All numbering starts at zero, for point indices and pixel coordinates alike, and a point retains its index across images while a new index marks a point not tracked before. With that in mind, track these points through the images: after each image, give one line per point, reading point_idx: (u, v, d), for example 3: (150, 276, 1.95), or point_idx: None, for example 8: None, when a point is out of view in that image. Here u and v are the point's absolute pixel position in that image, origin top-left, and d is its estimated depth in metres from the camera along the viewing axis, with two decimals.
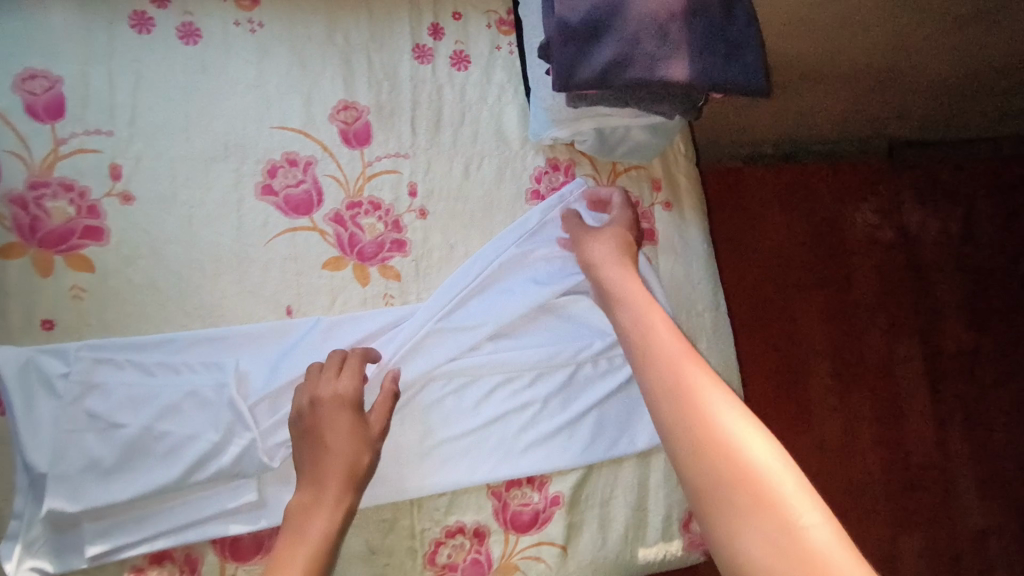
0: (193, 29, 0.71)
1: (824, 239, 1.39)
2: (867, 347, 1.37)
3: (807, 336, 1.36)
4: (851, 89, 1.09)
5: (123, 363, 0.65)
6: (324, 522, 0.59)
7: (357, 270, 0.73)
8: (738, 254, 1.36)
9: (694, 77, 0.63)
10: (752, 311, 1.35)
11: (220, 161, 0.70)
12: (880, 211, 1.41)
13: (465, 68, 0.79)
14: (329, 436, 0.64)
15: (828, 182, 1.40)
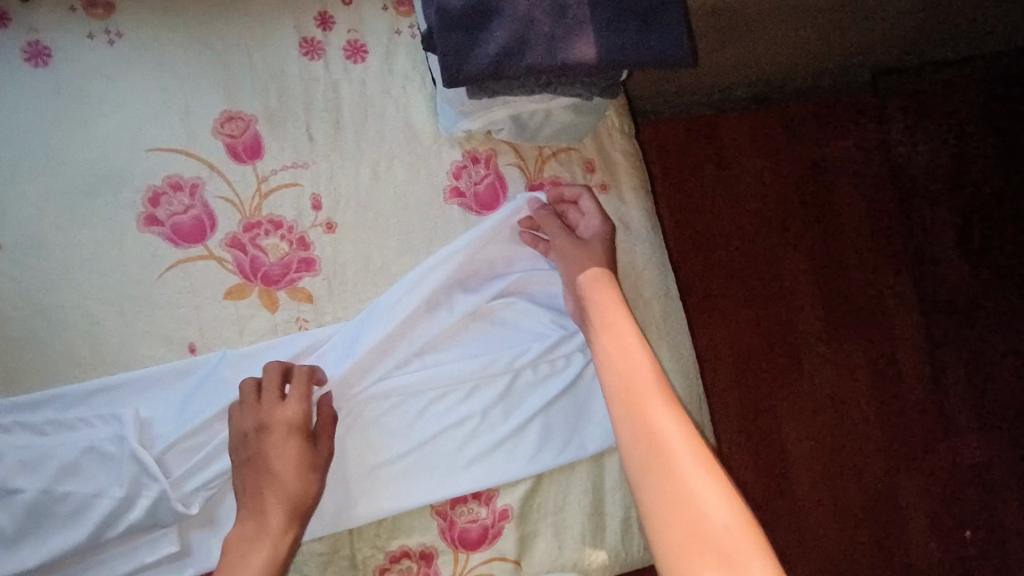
0: (42, 49, 0.64)
1: (802, 184, 1.35)
2: (855, 292, 1.34)
3: (790, 286, 1.32)
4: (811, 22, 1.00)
5: (12, 425, 0.60)
6: (272, 549, 0.59)
7: (264, 296, 0.67)
8: (711, 209, 1.32)
9: (601, 56, 0.55)
10: (729, 267, 1.31)
11: (93, 195, 0.63)
12: (859, 149, 1.37)
13: (362, 59, 0.71)
14: (269, 468, 0.61)
15: (799, 124, 1.36)
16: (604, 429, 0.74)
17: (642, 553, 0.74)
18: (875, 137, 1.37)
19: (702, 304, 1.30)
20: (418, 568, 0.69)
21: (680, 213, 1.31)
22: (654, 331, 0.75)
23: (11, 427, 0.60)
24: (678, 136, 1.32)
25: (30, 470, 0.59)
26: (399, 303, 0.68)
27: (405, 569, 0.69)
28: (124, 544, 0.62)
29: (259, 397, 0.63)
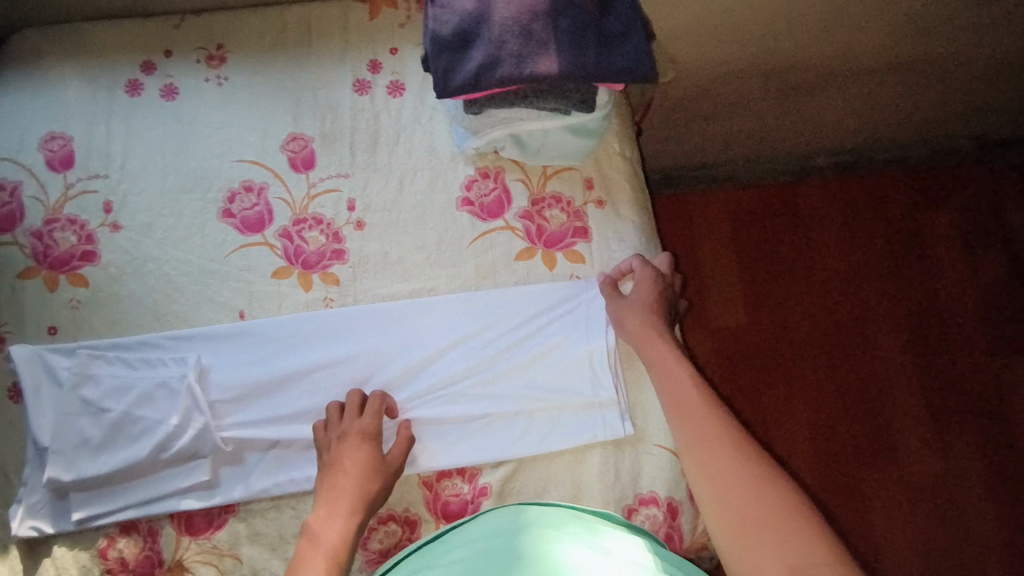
0: (173, 88, 0.87)
1: (890, 255, 1.32)
2: (955, 367, 1.26)
3: (877, 358, 1.27)
4: (863, 87, 1.06)
5: (109, 358, 0.76)
6: (341, 532, 0.67)
7: (301, 277, 0.81)
8: (785, 275, 1.31)
9: (563, 70, 0.66)
10: (805, 335, 1.28)
11: (190, 193, 0.84)
12: (953, 223, 1.33)
13: (400, 95, 0.87)
14: (341, 466, 0.70)
15: (882, 195, 1.34)
16: (591, 424, 0.76)
17: None
18: (970, 210, 1.34)
19: (772, 373, 1.26)
20: (402, 533, 0.74)
21: (750, 279, 1.31)
22: None
23: (110, 360, 0.76)
24: (749, 206, 1.34)
25: (116, 394, 0.75)
26: (416, 303, 0.80)
27: (390, 532, 0.74)
28: (173, 464, 0.74)
29: (342, 416, 0.74)
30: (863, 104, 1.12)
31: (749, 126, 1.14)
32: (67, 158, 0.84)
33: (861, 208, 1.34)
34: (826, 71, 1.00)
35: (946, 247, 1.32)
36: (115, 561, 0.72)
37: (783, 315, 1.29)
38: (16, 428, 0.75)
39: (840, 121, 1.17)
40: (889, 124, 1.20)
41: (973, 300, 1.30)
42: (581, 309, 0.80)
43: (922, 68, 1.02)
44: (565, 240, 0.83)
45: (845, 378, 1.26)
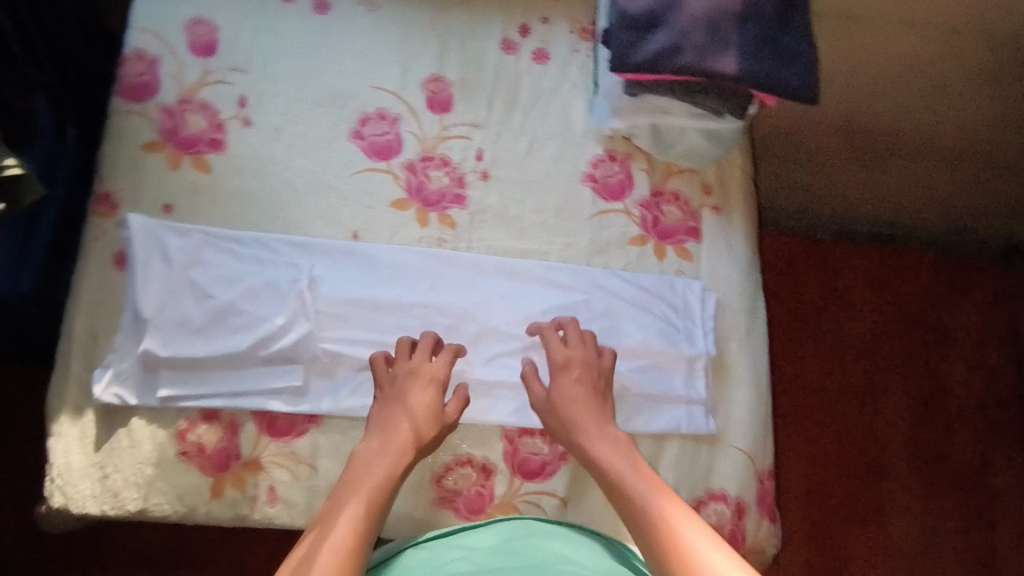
0: (326, 4, 0.87)
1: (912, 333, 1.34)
2: (951, 453, 1.29)
3: (883, 428, 1.29)
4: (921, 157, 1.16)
5: (225, 248, 0.77)
6: (387, 469, 0.68)
7: (419, 212, 0.82)
8: (814, 328, 1.32)
9: (740, 72, 0.69)
10: (820, 390, 1.30)
11: (324, 107, 0.84)
12: (975, 315, 1.36)
13: (544, 63, 0.89)
14: (403, 403, 0.72)
15: (916, 273, 1.37)
16: (676, 415, 0.80)
17: None
18: (994, 307, 1.37)
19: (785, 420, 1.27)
20: (476, 478, 0.76)
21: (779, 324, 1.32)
22: (735, 341, 0.84)
23: (225, 250, 0.77)
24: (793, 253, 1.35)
25: (226, 284, 0.75)
26: (527, 266, 0.82)
27: (465, 475, 0.76)
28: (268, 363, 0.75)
29: (411, 352, 0.75)
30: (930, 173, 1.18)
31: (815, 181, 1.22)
32: (211, 46, 0.83)
33: (909, 285, 1.36)
34: (892, 133, 1.10)
35: (982, 338, 1.36)
36: (192, 445, 0.72)
37: (819, 373, 1.30)
38: (116, 296, 0.75)
39: (897, 194, 1.25)
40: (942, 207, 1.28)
41: (998, 395, 1.33)
42: (688, 310, 0.83)
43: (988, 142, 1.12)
44: (677, 236, 0.86)
45: (867, 447, 1.27)
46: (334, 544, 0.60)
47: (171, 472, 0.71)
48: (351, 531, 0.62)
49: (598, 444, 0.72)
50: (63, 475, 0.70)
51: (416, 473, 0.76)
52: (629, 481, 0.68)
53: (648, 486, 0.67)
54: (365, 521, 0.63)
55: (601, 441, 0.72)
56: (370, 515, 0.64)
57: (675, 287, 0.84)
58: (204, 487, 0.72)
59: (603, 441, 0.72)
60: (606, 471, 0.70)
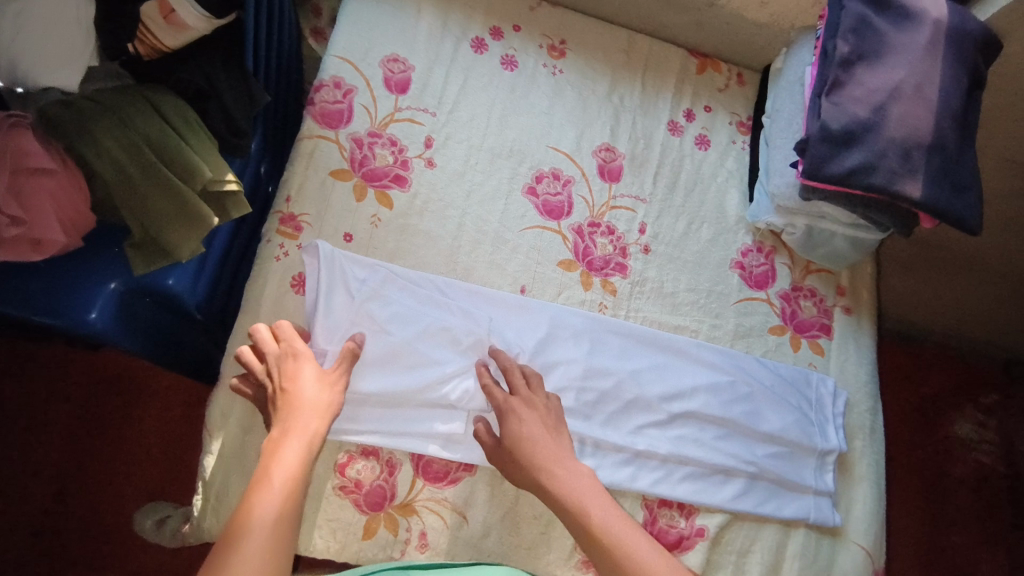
0: (513, 61, 0.90)
1: (919, 428, 1.36)
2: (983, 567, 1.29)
3: (922, 534, 1.29)
4: None
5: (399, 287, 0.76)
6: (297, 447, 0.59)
7: (584, 276, 0.84)
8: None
9: (924, 198, 0.75)
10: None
11: (503, 159, 0.86)
12: None
13: (705, 149, 0.94)
14: (294, 385, 0.63)
15: (969, 388, 1.40)
16: (805, 504, 0.82)
17: None
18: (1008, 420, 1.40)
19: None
20: None
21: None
22: (860, 439, 0.87)
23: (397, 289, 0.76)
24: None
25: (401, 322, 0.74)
26: (681, 342, 0.84)
27: None
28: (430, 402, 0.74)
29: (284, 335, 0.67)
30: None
31: (942, 308, 1.27)
32: (404, 85, 0.85)
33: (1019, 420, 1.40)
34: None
35: None
36: (350, 480, 0.71)
37: (928, 488, 1.33)
38: (290, 318, 0.74)
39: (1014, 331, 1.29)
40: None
41: None
42: (821, 404, 0.86)
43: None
44: (812, 330, 0.90)
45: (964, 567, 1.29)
46: (264, 526, 0.53)
47: (327, 505, 0.70)
48: (281, 510, 0.55)
49: (561, 476, 0.66)
50: (217, 496, 0.68)
51: (558, 535, 0.75)
52: (599, 516, 0.64)
53: (611, 508, 0.65)
54: (287, 519, 0.55)
55: (564, 471, 0.67)
56: (292, 490, 0.57)
57: (815, 382, 0.86)
58: (357, 525, 0.70)
59: (562, 471, 0.67)
60: (562, 504, 0.65)
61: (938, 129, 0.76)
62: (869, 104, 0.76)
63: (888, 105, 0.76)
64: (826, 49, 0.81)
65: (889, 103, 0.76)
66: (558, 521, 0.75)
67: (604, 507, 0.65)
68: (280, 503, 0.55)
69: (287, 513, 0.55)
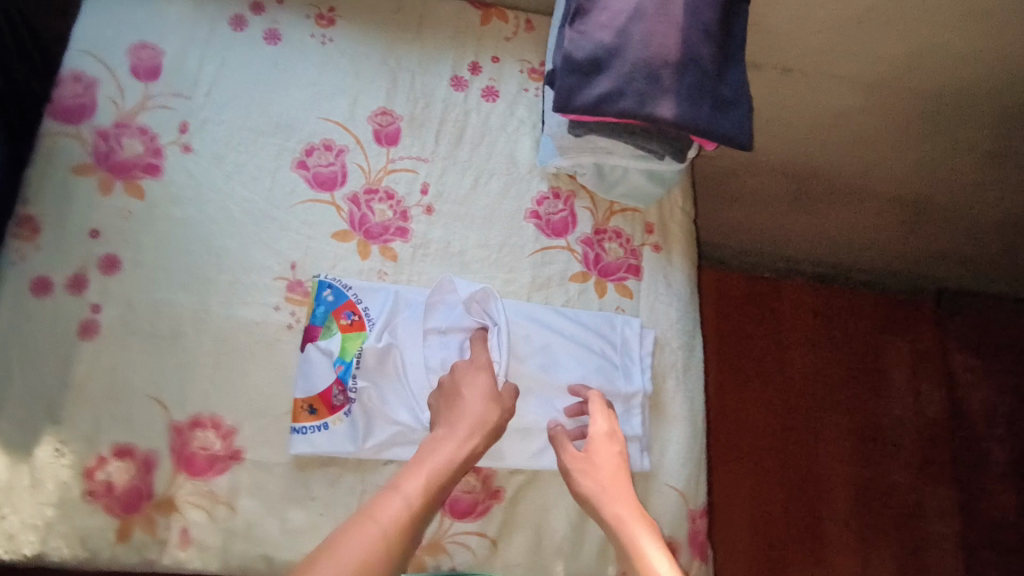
0: (276, 35, 0.87)
1: (854, 371, 1.52)
2: (819, 433, 1.46)
3: (765, 416, 1.46)
4: (844, 204, 1.30)
5: (400, 321, 0.77)
6: (451, 455, 0.64)
7: (361, 245, 0.81)
8: (766, 365, 1.50)
9: (679, 118, 0.71)
10: (767, 422, 1.46)
11: (267, 136, 0.83)
12: (849, 325, 1.55)
13: (494, 100, 0.91)
14: (459, 392, 0.70)
15: (799, 295, 1.56)
16: None
17: None
18: (838, 311, 1.55)
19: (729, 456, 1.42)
20: None
21: (732, 360, 1.49)
22: (671, 379, 0.83)
23: (381, 330, 0.76)
24: (740, 297, 1.53)
25: (414, 361, 0.75)
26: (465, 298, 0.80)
27: None
28: (393, 425, 0.73)
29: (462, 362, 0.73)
30: (830, 211, 1.33)
31: (755, 217, 1.39)
32: (153, 71, 0.82)
33: (847, 310, 1.56)
34: (821, 179, 1.25)
35: (905, 358, 1.55)
36: (100, 484, 0.68)
37: (770, 378, 1.49)
38: (30, 323, 0.71)
39: (831, 232, 1.41)
40: (869, 245, 1.44)
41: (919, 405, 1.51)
42: (626, 346, 0.82)
43: (922, 208, 1.29)
44: (619, 273, 0.86)
45: (805, 437, 1.46)
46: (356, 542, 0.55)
47: (75, 514, 0.67)
48: (390, 532, 0.56)
49: (612, 490, 0.67)
50: None
51: (338, 513, 0.72)
52: (619, 520, 0.64)
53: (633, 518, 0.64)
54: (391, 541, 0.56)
55: (624, 494, 0.67)
56: (399, 531, 0.57)
57: (618, 325, 0.82)
58: (110, 529, 0.67)
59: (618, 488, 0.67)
60: (607, 520, 0.65)
61: (688, 45, 0.72)
62: (612, 27, 0.72)
63: (631, 26, 0.72)
64: None
65: (632, 24, 0.72)
66: (339, 496, 0.72)
67: (643, 529, 0.63)
68: (395, 519, 0.58)
69: (396, 534, 0.57)
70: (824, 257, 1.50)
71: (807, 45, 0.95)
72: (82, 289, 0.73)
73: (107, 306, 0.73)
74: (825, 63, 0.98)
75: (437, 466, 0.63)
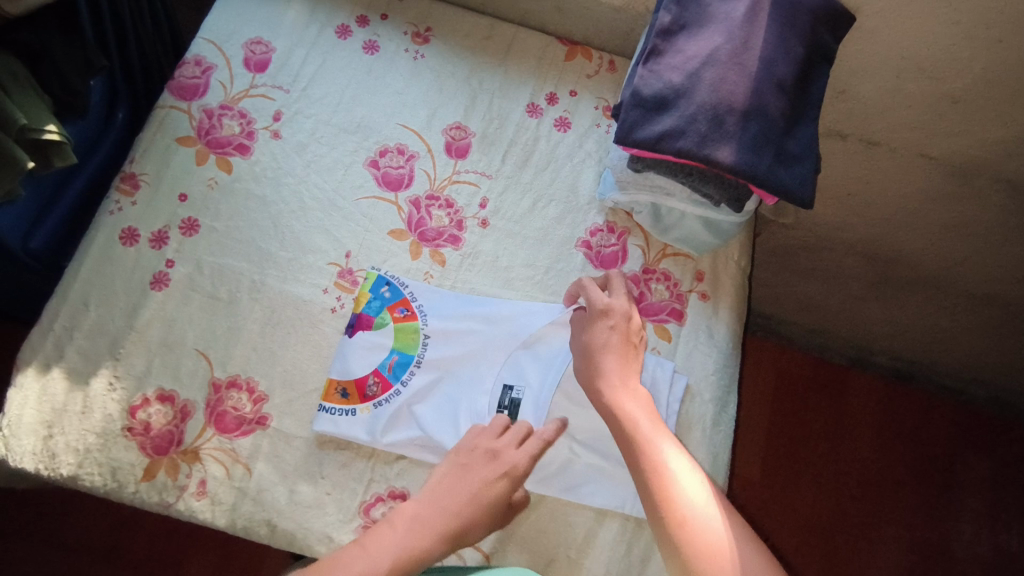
0: (375, 45, 0.94)
1: (918, 484, 1.40)
2: (867, 534, 1.35)
3: (810, 503, 1.37)
4: (925, 299, 1.23)
5: (451, 330, 0.80)
6: (431, 548, 0.64)
7: (414, 245, 0.85)
8: (820, 455, 1.40)
9: (738, 163, 0.71)
10: (813, 517, 1.36)
11: (348, 133, 0.89)
12: (919, 427, 1.44)
13: (564, 130, 0.94)
14: (469, 481, 0.68)
15: (866, 387, 1.47)
16: (624, 493, 0.75)
17: None
18: (906, 410, 1.45)
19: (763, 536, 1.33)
20: None
21: (782, 439, 1.41)
22: (697, 430, 0.81)
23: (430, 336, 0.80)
24: (802, 380, 1.46)
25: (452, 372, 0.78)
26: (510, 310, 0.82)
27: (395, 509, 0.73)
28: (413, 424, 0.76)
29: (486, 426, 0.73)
30: (908, 305, 1.26)
31: (826, 296, 1.33)
32: (262, 64, 0.91)
33: (919, 413, 1.45)
34: (902, 269, 1.18)
35: (978, 477, 1.42)
36: (139, 423, 0.74)
37: (822, 466, 1.40)
38: (113, 266, 0.79)
39: (909, 327, 1.32)
40: (951, 348, 1.33)
41: (987, 528, 1.38)
42: (655, 390, 0.80)
43: (1012, 318, 1.20)
44: (660, 314, 0.85)
45: (852, 535, 1.35)
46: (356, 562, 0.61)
47: (112, 446, 0.73)
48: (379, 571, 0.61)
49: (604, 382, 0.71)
50: (10, 427, 0.72)
51: (343, 496, 0.74)
52: (620, 402, 0.69)
53: (636, 401, 0.70)
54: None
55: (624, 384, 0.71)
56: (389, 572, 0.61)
57: (658, 366, 0.81)
58: (138, 466, 0.72)
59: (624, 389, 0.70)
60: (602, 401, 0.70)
61: (757, 95, 0.72)
62: (683, 70, 0.74)
63: (703, 70, 0.74)
64: (655, 24, 0.81)
65: (703, 68, 0.74)
66: (345, 483, 0.74)
67: (641, 410, 0.69)
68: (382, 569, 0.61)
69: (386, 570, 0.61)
70: (899, 353, 1.40)
71: (891, 120, 0.93)
72: (162, 245, 0.81)
73: (179, 263, 0.80)
74: (913, 138, 0.95)
75: (415, 555, 0.63)
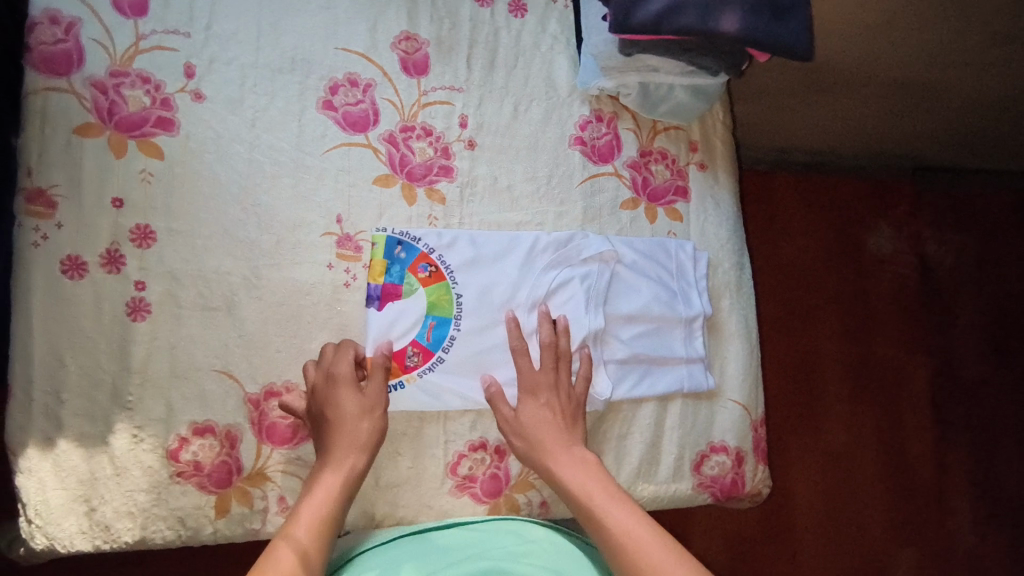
0: None
1: (871, 272, 1.40)
2: (829, 331, 1.37)
3: (774, 312, 1.36)
4: (881, 87, 1.06)
5: (479, 272, 0.76)
6: (337, 480, 0.64)
7: (406, 190, 0.76)
8: (812, 282, 1.37)
9: (744, 29, 0.67)
10: (779, 324, 1.36)
11: (286, 73, 0.74)
12: (866, 215, 1.40)
13: (522, 15, 0.83)
14: (328, 415, 0.66)
15: (815, 185, 1.39)
16: (678, 375, 0.80)
17: (689, 491, 0.81)
18: (854, 200, 1.40)
19: None
20: (491, 461, 0.75)
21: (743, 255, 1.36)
22: (726, 297, 0.86)
23: (460, 283, 0.75)
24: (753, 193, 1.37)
25: (495, 312, 0.76)
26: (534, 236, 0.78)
27: (480, 460, 0.75)
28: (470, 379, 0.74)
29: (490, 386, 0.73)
30: (862, 95, 1.09)
31: (778, 103, 1.13)
32: (140, 4, 0.71)
33: (866, 204, 1.40)
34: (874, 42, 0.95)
35: (930, 254, 1.41)
36: (187, 464, 0.67)
37: (781, 276, 1.37)
38: (70, 307, 0.66)
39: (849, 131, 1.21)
40: (904, 127, 1.19)
41: (942, 300, 1.41)
42: (682, 270, 0.82)
43: (962, 86, 1.06)
44: (667, 196, 0.85)
45: (815, 335, 1.36)
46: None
47: (168, 496, 0.66)
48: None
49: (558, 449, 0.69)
50: (42, 515, 0.64)
51: (428, 464, 0.73)
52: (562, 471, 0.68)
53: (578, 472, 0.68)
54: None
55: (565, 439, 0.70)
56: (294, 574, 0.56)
57: (684, 248, 0.83)
58: (207, 506, 0.67)
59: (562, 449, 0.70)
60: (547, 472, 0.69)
61: None
62: None
63: None
64: None
65: None
66: (425, 451, 0.73)
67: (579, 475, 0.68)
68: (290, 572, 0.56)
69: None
70: (851, 146, 1.27)
71: None
72: (119, 266, 0.67)
73: (152, 282, 0.68)
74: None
75: (325, 492, 0.63)
